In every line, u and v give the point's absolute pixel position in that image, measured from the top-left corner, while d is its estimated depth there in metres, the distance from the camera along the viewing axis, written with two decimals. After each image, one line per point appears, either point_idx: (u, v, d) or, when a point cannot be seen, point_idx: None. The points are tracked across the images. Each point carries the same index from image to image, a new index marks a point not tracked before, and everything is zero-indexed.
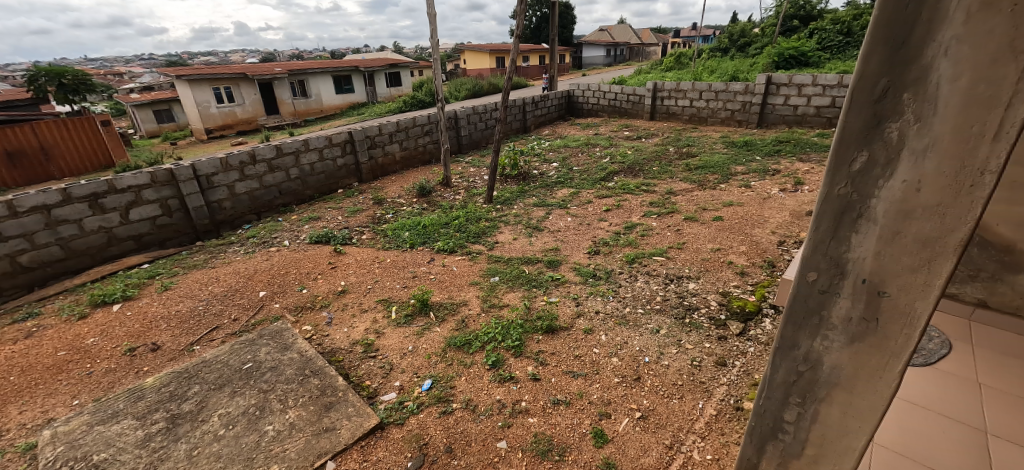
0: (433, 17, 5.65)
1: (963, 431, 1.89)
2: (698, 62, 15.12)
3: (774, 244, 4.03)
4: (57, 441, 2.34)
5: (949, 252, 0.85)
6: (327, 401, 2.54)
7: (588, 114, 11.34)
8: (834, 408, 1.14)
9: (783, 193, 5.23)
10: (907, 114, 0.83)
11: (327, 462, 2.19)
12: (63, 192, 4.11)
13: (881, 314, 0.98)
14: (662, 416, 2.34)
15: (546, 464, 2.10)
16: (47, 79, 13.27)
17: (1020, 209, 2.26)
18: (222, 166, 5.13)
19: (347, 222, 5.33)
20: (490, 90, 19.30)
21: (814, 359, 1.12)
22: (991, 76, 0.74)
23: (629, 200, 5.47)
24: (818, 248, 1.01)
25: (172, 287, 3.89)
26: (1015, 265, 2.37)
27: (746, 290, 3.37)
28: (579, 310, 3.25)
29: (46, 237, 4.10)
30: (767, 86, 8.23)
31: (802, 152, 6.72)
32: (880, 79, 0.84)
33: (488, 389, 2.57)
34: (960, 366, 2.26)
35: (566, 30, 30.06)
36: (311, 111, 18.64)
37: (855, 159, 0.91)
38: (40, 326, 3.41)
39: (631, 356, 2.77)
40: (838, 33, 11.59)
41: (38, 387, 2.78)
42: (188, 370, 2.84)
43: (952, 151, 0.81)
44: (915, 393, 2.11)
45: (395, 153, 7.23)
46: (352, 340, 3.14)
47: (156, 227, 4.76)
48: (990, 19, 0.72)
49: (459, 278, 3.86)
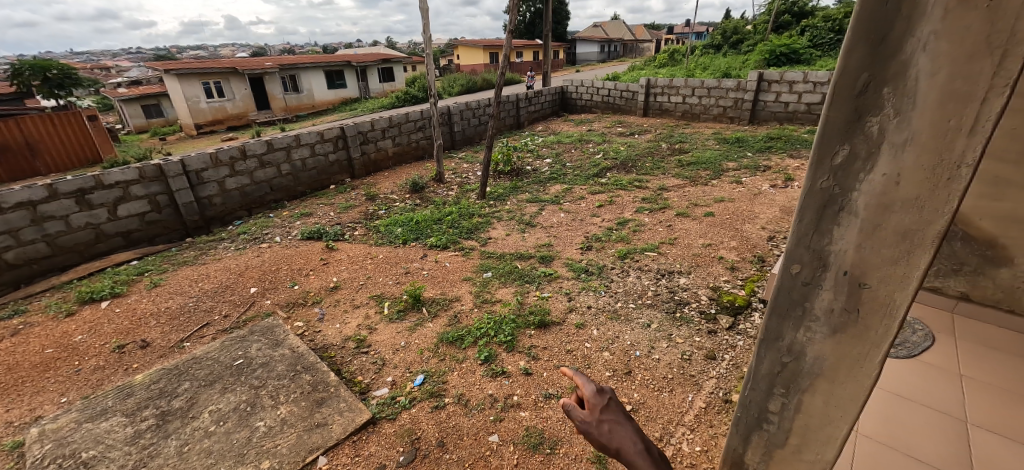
0: (424, 11, 5.61)
1: (944, 421, 1.94)
2: (692, 59, 15.19)
3: (764, 240, 4.08)
4: (45, 438, 2.32)
5: (928, 244, 0.87)
6: (318, 396, 2.54)
7: (581, 110, 11.35)
8: (817, 398, 1.17)
9: (773, 189, 5.28)
10: (887, 109, 0.84)
11: (318, 458, 2.19)
12: (49, 188, 4.05)
13: (861, 305, 1.00)
14: (653, 409, 2.36)
15: (537, 458, 2.11)
16: (31, 73, 13.03)
17: (1002, 203, 2.30)
18: (212, 162, 5.08)
19: (339, 218, 5.30)
20: (484, 86, 19.23)
21: (798, 350, 1.15)
22: (968, 72, 0.75)
23: (622, 196, 5.49)
24: (801, 240, 1.04)
25: (161, 283, 3.86)
26: (997, 259, 2.41)
27: (735, 285, 3.40)
28: (571, 305, 3.27)
29: (31, 234, 4.05)
30: (759, 82, 8.27)
31: (792, 149, 6.77)
32: (861, 74, 0.85)
33: (480, 383, 2.58)
34: (943, 358, 2.31)
35: (559, 26, 30.01)
36: (302, 106, 18.46)
37: (837, 152, 0.92)
38: (25, 325, 3.35)
39: (623, 350, 2.79)
40: (829, 30, 11.68)
41: (26, 385, 2.76)
42: (178, 367, 2.82)
43: (931, 145, 0.82)
44: (899, 384, 2.16)
45: (388, 149, 7.19)
46: (345, 336, 3.13)
47: (144, 224, 4.70)
48: (968, 14, 0.72)
49: (452, 273, 3.87)
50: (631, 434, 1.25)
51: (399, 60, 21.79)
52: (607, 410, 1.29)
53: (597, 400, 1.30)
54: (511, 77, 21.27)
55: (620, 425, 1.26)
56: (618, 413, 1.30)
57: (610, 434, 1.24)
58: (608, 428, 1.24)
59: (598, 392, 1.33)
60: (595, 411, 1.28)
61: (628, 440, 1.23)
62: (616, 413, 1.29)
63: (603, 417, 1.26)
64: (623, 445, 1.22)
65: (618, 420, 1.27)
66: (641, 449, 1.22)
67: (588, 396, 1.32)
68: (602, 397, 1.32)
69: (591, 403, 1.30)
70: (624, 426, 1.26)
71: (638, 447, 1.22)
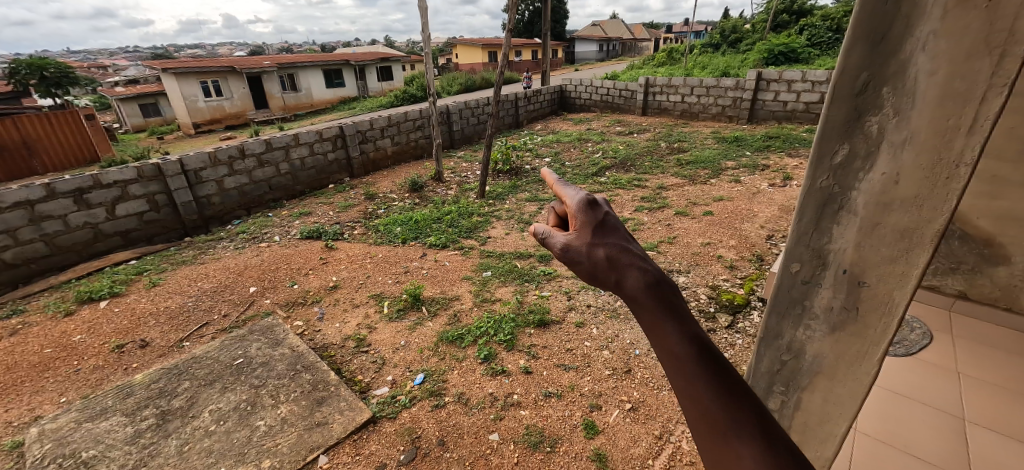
0: (424, 10, 5.60)
1: (942, 418, 1.95)
2: (690, 58, 15.21)
3: (763, 238, 4.09)
4: (45, 438, 2.32)
5: (926, 243, 0.88)
6: (319, 395, 2.54)
7: (580, 109, 11.36)
8: (816, 396, 1.18)
9: (771, 188, 5.30)
10: (886, 108, 0.85)
11: (318, 457, 2.19)
12: (47, 187, 4.05)
13: (860, 303, 1.01)
14: (652, 407, 2.37)
15: (537, 456, 2.12)
16: (29, 72, 12.87)
17: (1000, 202, 2.34)
18: (210, 161, 5.07)
19: (338, 217, 5.30)
20: (482, 85, 19.21)
21: (797, 348, 1.15)
22: (967, 71, 0.75)
23: (621, 195, 5.50)
24: (801, 239, 1.05)
25: (160, 283, 3.85)
26: (994, 258, 2.45)
27: (734, 284, 3.42)
28: (570, 304, 3.28)
29: (29, 233, 4.04)
30: (757, 81, 8.28)
31: (790, 148, 6.79)
32: (861, 73, 0.85)
33: (480, 382, 2.59)
34: (942, 356, 2.32)
35: (558, 25, 30.01)
36: (301, 105, 18.44)
37: (836, 151, 0.93)
38: (24, 324, 3.35)
39: (622, 348, 2.80)
40: (827, 29, 11.71)
41: (25, 385, 2.75)
42: (178, 366, 2.82)
43: (929, 144, 0.82)
44: (897, 382, 2.17)
45: (387, 148, 7.19)
46: (345, 335, 3.14)
47: (143, 223, 4.69)
48: (967, 14, 0.73)
49: (452, 273, 3.87)
50: (638, 260, 0.77)
51: (398, 59, 21.78)
52: (603, 227, 0.82)
53: (588, 215, 0.83)
54: (509, 76, 21.26)
55: (622, 248, 0.78)
56: (622, 234, 0.83)
57: (603, 258, 0.78)
58: (604, 257, 0.77)
59: (588, 202, 0.85)
60: (582, 230, 0.82)
61: (632, 268, 0.75)
62: (617, 234, 0.82)
63: (596, 239, 0.79)
64: (623, 276, 0.75)
65: (620, 242, 0.80)
66: (653, 282, 0.74)
67: (573, 213, 0.86)
68: (598, 213, 0.85)
69: (579, 223, 0.83)
70: (629, 251, 0.78)
71: (648, 279, 0.74)
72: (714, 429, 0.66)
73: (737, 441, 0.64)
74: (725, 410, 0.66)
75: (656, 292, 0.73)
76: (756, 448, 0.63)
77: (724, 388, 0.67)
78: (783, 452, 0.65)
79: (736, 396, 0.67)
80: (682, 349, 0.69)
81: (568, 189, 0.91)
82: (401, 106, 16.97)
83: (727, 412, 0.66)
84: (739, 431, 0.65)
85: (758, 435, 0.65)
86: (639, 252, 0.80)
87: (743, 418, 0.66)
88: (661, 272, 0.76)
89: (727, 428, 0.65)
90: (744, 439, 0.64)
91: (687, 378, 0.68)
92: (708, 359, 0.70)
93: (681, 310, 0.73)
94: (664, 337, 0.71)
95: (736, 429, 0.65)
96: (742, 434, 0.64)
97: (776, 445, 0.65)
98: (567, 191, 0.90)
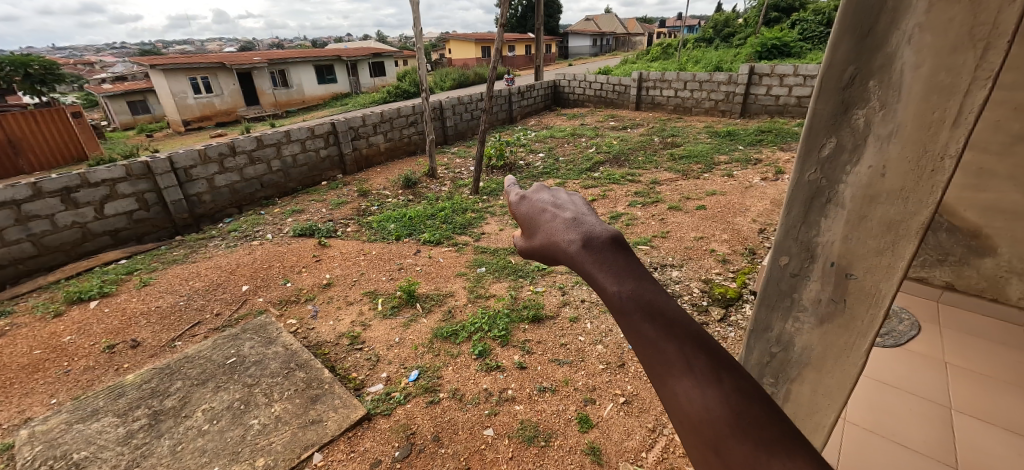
0: (416, 5, 5.55)
1: (928, 407, 1.98)
2: (683, 52, 15.31)
3: (754, 232, 4.14)
4: (34, 440, 2.30)
5: (912, 235, 0.89)
6: (313, 393, 2.53)
7: (573, 104, 11.38)
8: (804, 387, 1.20)
9: (764, 182, 5.34)
10: (872, 101, 0.85)
11: (312, 454, 2.19)
12: (34, 186, 3.98)
13: (848, 295, 1.02)
14: (645, 401, 2.39)
15: (531, 450, 2.13)
16: (13, 69, 12.61)
17: (985, 195, 2.42)
18: (200, 159, 5.01)
19: (331, 214, 5.26)
20: (476, 80, 19.12)
21: (787, 341, 1.17)
22: (950, 64, 0.75)
23: (615, 189, 5.50)
24: (789, 233, 1.06)
25: (150, 282, 3.81)
26: (981, 249, 2.52)
27: (726, 277, 3.44)
28: (564, 299, 3.28)
29: (16, 233, 3.98)
30: (750, 76, 8.32)
31: (783, 142, 6.83)
32: (847, 67, 0.85)
33: (475, 378, 2.59)
34: (928, 346, 2.35)
35: (551, 19, 29.86)
36: (292, 101, 18.26)
37: (823, 144, 0.94)
38: (12, 326, 3.30)
39: (616, 342, 2.81)
40: (818, 24, 11.86)
41: (15, 387, 2.72)
42: (170, 366, 2.79)
43: (914, 136, 0.83)
44: (885, 372, 2.20)
45: (380, 144, 7.15)
46: (339, 333, 3.13)
47: (132, 222, 4.65)
48: (951, 7, 0.73)
49: (446, 269, 3.86)
50: (571, 226, 0.72)
51: (392, 54, 21.63)
52: (540, 211, 0.79)
53: (523, 210, 0.82)
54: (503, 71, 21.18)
55: (555, 227, 0.74)
56: (558, 206, 0.79)
57: (539, 242, 0.76)
58: (541, 243, 0.75)
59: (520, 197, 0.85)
60: (523, 223, 0.80)
61: (563, 235, 0.72)
62: (551, 211, 0.78)
63: (533, 229, 0.78)
64: (557, 249, 0.72)
65: (551, 216, 0.76)
66: (582, 246, 0.68)
67: (514, 207, 0.85)
68: (537, 198, 0.83)
69: (519, 215, 0.82)
70: (561, 222, 0.74)
71: (576, 245, 0.69)
72: (659, 375, 0.60)
73: (683, 385, 0.57)
74: (667, 361, 0.59)
75: (589, 255, 0.67)
76: (705, 391, 0.56)
77: (671, 337, 0.60)
78: (746, 395, 0.56)
79: (685, 341, 0.60)
80: (621, 305, 0.63)
81: (511, 188, 0.90)
82: (394, 102, 16.87)
83: (673, 360, 0.58)
84: (684, 375, 0.57)
85: (710, 380, 0.56)
86: (580, 216, 0.75)
87: (691, 366, 0.57)
88: (599, 230, 0.71)
89: (674, 374, 0.58)
90: (690, 383, 0.56)
91: (628, 331, 0.62)
92: (650, 309, 0.62)
93: (625, 268, 0.66)
94: (600, 297, 0.64)
95: (680, 374, 0.57)
96: (688, 377, 0.57)
97: (735, 387, 0.57)
98: (509, 190, 0.89)
